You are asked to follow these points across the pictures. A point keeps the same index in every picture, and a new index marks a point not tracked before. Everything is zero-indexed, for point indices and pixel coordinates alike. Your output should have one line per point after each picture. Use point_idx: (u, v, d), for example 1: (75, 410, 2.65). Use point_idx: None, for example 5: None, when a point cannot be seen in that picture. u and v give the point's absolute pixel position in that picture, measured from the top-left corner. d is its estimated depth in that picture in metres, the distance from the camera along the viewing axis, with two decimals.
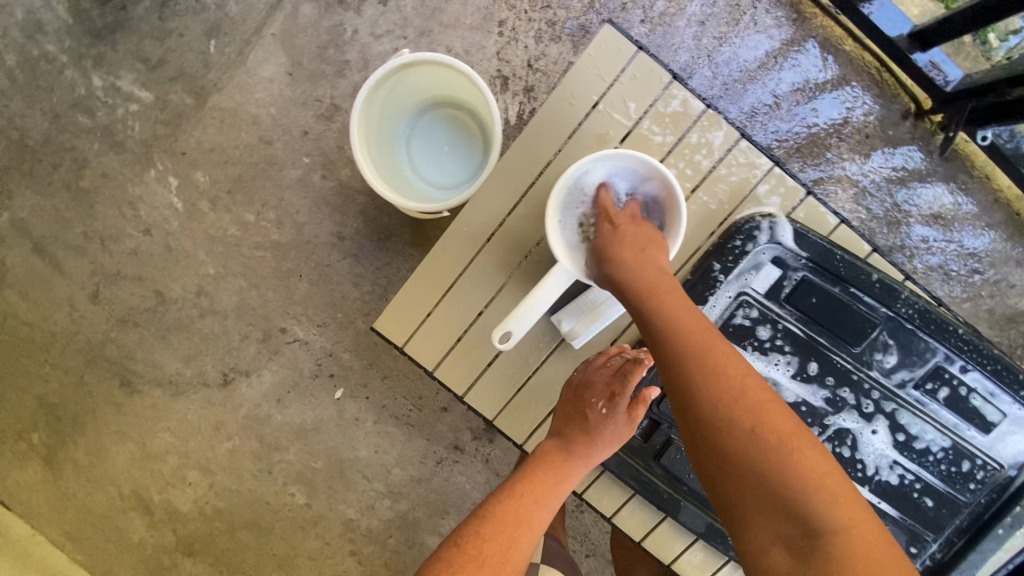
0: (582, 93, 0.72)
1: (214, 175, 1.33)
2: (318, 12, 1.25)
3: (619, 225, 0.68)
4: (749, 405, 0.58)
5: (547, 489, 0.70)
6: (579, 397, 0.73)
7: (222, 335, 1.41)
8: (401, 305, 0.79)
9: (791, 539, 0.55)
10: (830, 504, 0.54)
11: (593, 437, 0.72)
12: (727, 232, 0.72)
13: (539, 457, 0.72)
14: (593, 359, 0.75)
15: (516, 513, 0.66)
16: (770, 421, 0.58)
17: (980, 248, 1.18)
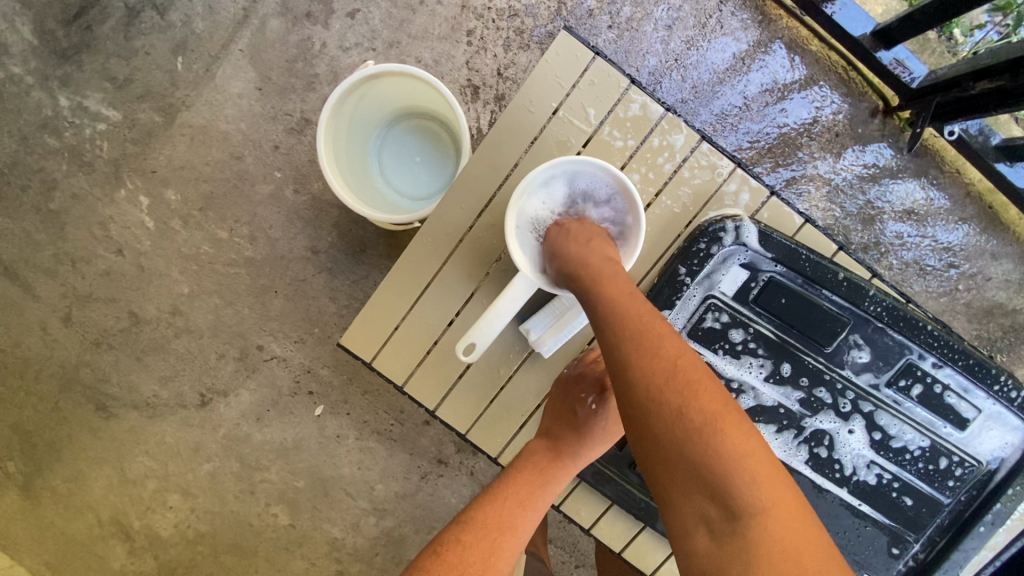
0: (541, 99, 0.72)
1: (185, 193, 1.32)
2: (285, 27, 1.24)
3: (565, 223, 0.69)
4: (680, 378, 0.53)
5: (534, 491, 0.67)
6: (569, 393, 0.72)
7: (198, 355, 1.39)
8: (367, 320, 0.77)
9: (712, 524, 0.48)
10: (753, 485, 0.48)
11: (582, 435, 0.70)
12: (691, 236, 0.71)
13: (527, 457, 0.70)
14: (583, 355, 0.75)
15: (500, 518, 0.63)
16: (702, 397, 0.52)
17: (954, 242, 1.18)
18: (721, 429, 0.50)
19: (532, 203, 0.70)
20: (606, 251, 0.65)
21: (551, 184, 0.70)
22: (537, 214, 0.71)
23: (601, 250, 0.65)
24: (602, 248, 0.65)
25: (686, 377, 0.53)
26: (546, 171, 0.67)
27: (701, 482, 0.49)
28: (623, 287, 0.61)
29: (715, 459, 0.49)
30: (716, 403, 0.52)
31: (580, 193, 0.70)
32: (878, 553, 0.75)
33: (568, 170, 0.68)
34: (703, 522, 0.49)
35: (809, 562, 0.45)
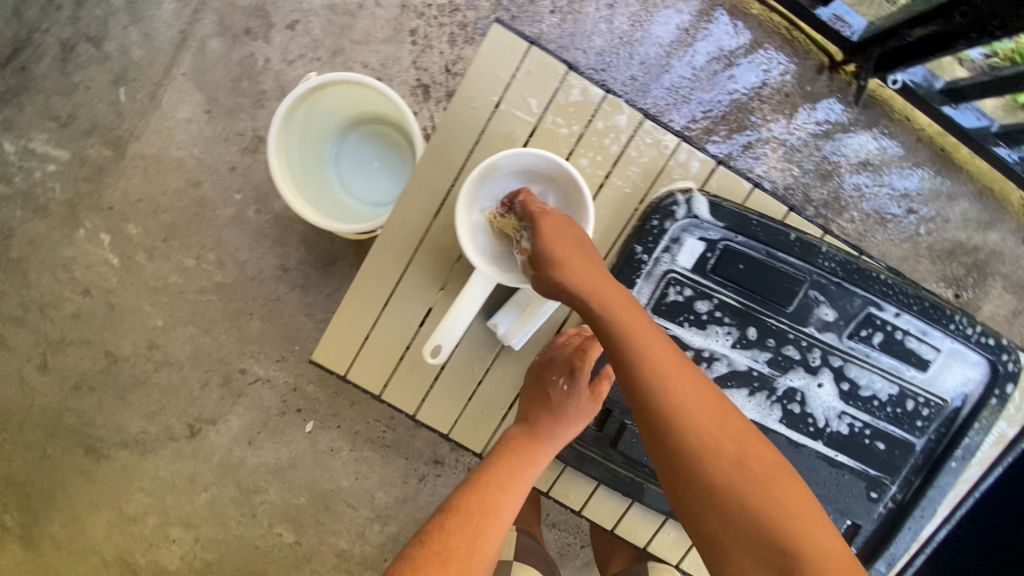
0: (481, 95, 0.71)
1: (146, 226, 1.30)
2: (225, 45, 1.22)
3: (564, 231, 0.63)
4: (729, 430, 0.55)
5: (514, 474, 0.69)
6: (541, 377, 0.73)
7: (182, 386, 1.38)
8: (336, 334, 0.77)
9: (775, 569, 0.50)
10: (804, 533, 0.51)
11: (557, 416, 0.72)
12: (641, 220, 0.72)
13: (506, 442, 0.72)
14: (554, 340, 0.76)
15: (482, 503, 0.65)
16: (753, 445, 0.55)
17: (911, 187, 1.20)
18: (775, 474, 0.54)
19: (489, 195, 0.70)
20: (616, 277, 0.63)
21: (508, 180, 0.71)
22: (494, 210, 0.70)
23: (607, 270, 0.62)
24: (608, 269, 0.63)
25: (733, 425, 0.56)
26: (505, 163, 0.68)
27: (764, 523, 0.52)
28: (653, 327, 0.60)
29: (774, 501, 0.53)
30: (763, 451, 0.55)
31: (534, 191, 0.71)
32: (858, 498, 0.77)
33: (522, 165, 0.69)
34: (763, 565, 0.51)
35: None
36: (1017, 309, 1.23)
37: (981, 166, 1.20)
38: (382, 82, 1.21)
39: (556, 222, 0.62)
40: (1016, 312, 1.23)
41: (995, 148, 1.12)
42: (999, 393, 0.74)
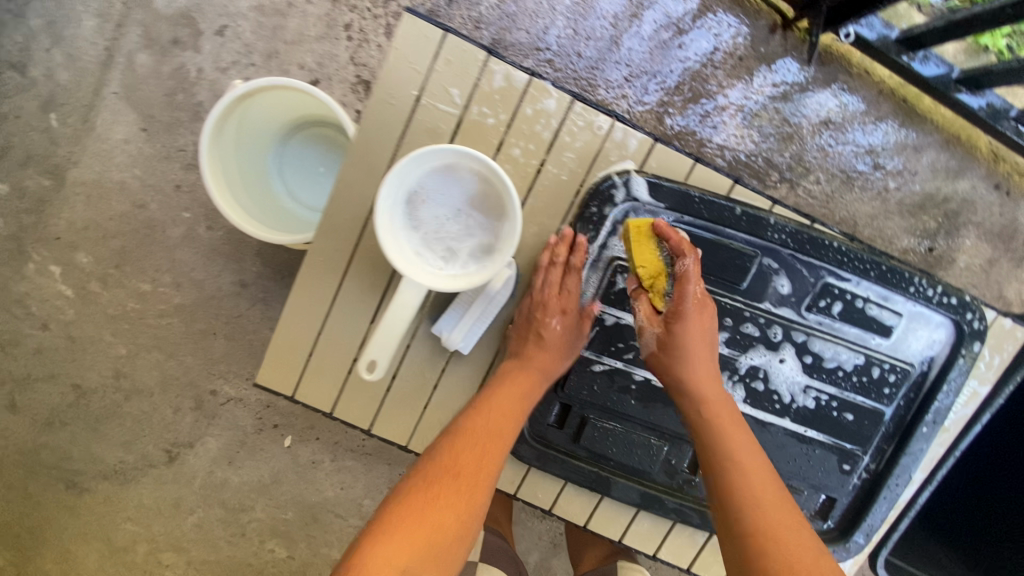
0: (399, 89, 0.67)
1: (96, 254, 1.25)
2: (155, 59, 1.17)
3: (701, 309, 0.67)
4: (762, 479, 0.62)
5: (515, 403, 0.69)
6: (532, 319, 0.71)
7: (154, 413, 1.35)
8: (279, 354, 0.74)
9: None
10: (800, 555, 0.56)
11: (552, 352, 0.71)
12: (578, 212, 0.71)
13: (504, 373, 0.71)
14: (535, 278, 0.72)
15: (488, 427, 0.67)
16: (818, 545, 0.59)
17: (877, 142, 1.17)
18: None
19: (426, 187, 0.62)
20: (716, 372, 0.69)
21: (438, 182, 0.63)
22: (430, 208, 0.63)
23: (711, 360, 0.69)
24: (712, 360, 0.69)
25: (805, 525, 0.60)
26: (447, 153, 0.60)
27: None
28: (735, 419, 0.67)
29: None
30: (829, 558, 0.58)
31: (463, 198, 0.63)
32: (831, 473, 0.76)
33: (457, 165, 0.62)
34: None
35: None
36: (992, 257, 1.21)
37: (946, 114, 1.16)
38: (321, 82, 1.16)
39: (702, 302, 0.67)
40: (991, 260, 1.21)
41: (958, 95, 1.08)
42: (966, 353, 0.74)
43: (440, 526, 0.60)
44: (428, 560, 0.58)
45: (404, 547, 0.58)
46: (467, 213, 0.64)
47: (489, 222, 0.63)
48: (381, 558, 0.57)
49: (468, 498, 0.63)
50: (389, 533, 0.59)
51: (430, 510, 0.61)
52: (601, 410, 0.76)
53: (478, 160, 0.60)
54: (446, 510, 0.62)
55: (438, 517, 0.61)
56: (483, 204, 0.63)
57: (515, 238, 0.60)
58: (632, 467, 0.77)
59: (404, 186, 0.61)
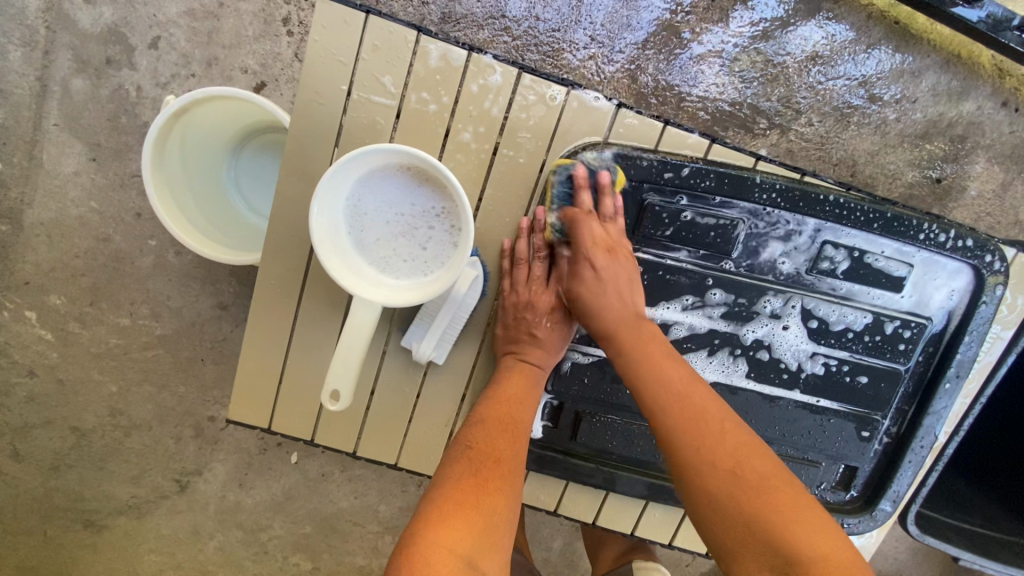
0: (328, 87, 0.61)
1: (69, 294, 1.21)
2: (91, 83, 1.10)
3: (597, 239, 0.64)
4: (676, 386, 0.60)
5: (528, 392, 0.64)
6: (520, 319, 0.66)
7: (156, 445, 1.31)
8: (247, 385, 0.70)
9: (770, 574, 0.50)
10: (726, 448, 0.57)
11: (546, 347, 0.66)
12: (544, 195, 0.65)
13: (511, 366, 0.65)
14: (513, 279, 0.67)
15: (510, 412, 0.62)
16: (748, 458, 0.56)
17: (870, 71, 1.08)
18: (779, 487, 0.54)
19: (372, 193, 0.57)
20: (634, 296, 0.65)
21: (384, 192, 0.57)
22: (378, 215, 0.57)
23: (628, 292, 0.64)
24: (632, 290, 0.65)
25: (732, 442, 0.57)
26: (389, 154, 0.54)
27: (753, 542, 0.52)
28: (655, 341, 0.63)
29: (764, 513, 0.53)
30: (765, 465, 0.56)
31: (414, 205, 0.57)
32: (850, 441, 0.73)
33: (404, 168, 0.56)
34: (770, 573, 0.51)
35: (772, 517, 0.52)
36: (1005, 180, 1.13)
37: (942, 32, 1.07)
38: (267, 85, 1.09)
39: (594, 233, 0.64)
40: (1005, 183, 1.14)
41: (954, 9, 0.98)
42: (988, 299, 0.68)
43: (495, 511, 0.53)
44: (490, 547, 0.51)
45: (464, 536, 0.50)
46: (421, 222, 0.57)
47: (444, 228, 0.58)
48: (443, 551, 0.48)
49: (511, 480, 0.57)
50: (444, 523, 0.50)
51: (480, 496, 0.54)
52: (596, 403, 0.71)
53: (426, 160, 0.53)
54: (494, 495, 0.55)
55: (488, 504, 0.54)
56: (436, 212, 0.57)
57: (467, 251, 0.54)
58: (634, 458, 0.72)
59: (342, 198, 0.56)
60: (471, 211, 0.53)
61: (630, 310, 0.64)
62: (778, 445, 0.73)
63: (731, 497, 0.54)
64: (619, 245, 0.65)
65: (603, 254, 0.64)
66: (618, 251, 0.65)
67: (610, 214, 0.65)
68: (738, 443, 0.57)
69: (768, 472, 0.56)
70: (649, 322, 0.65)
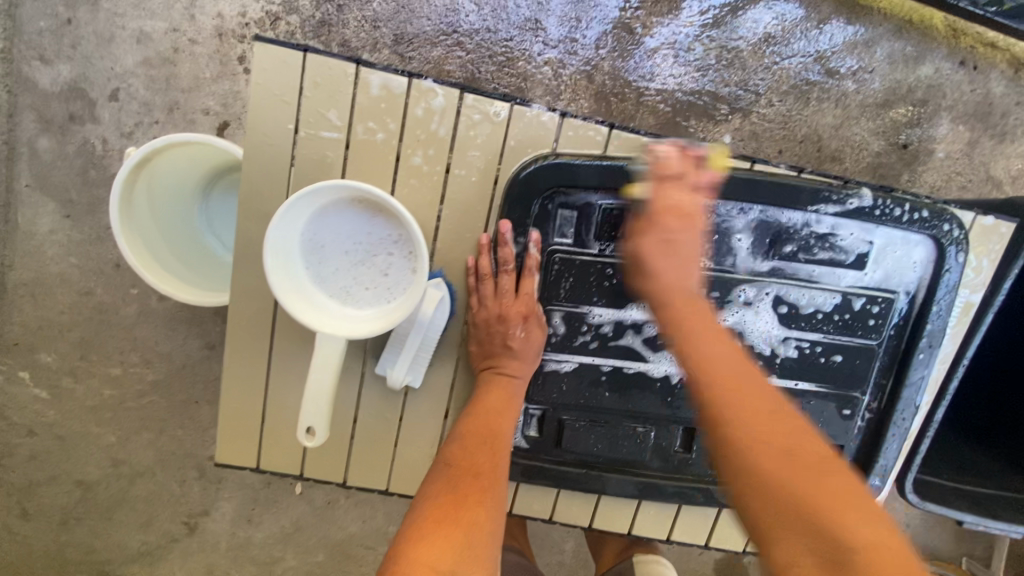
0: (275, 128, 0.62)
1: (58, 350, 1.22)
2: (56, 141, 1.11)
3: (674, 203, 0.61)
4: (729, 363, 0.56)
5: (505, 403, 0.64)
6: (492, 333, 0.65)
7: (161, 490, 1.31)
8: (232, 427, 0.70)
9: (818, 560, 0.45)
10: (775, 427, 0.52)
11: (520, 355, 0.66)
12: (501, 210, 0.65)
13: (487, 381, 0.65)
14: (482, 295, 0.66)
15: (488, 424, 0.62)
16: (798, 438, 0.52)
17: (824, 46, 1.09)
18: (835, 471, 0.50)
19: (329, 226, 0.57)
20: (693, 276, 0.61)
21: (340, 224, 0.58)
22: (337, 247, 0.58)
23: (690, 264, 0.61)
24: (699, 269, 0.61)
25: (782, 422, 0.53)
26: (339, 188, 0.54)
27: (793, 520, 0.47)
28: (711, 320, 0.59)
29: (819, 497, 0.47)
30: (814, 448, 0.51)
31: (371, 234, 0.58)
32: (832, 420, 0.74)
33: (357, 198, 0.56)
34: (810, 556, 0.45)
35: (824, 501, 0.47)
36: (972, 138, 1.14)
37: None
38: (230, 124, 1.10)
39: (675, 196, 0.61)
40: (972, 142, 1.14)
41: None
42: (951, 266, 0.68)
43: (477, 523, 0.53)
44: (473, 559, 0.50)
45: (446, 551, 0.50)
46: (376, 251, 0.58)
47: (403, 254, 0.58)
48: (424, 568, 0.48)
49: (493, 491, 0.57)
50: (424, 539, 0.51)
51: (461, 510, 0.54)
52: (577, 409, 0.71)
53: (376, 193, 0.53)
54: (476, 508, 0.55)
55: (470, 517, 0.53)
56: (392, 238, 0.58)
57: (424, 276, 0.55)
58: (622, 460, 0.73)
59: (298, 233, 0.56)
60: (423, 240, 0.54)
61: (689, 282, 0.60)
62: None
63: (781, 475, 0.49)
64: (699, 216, 0.61)
65: (679, 218, 0.60)
66: (696, 221, 0.61)
67: (699, 187, 0.62)
68: (790, 424, 0.53)
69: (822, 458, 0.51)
70: (703, 309, 0.60)
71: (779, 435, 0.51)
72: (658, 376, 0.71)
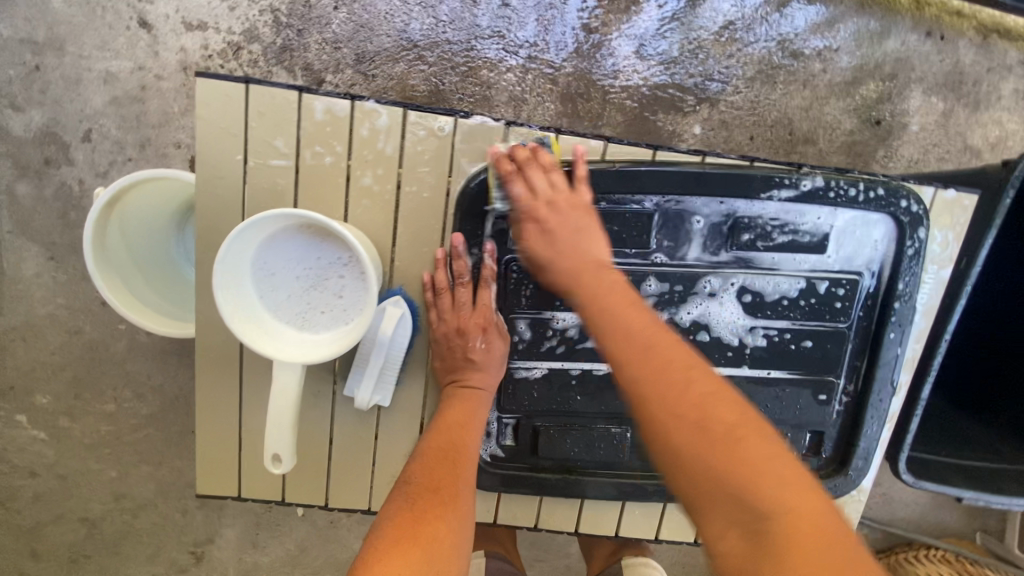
0: (225, 160, 0.63)
1: (53, 391, 1.23)
2: (34, 186, 1.13)
3: (533, 198, 0.61)
4: (638, 334, 0.54)
5: (468, 417, 0.64)
6: (453, 346, 0.65)
7: (166, 521, 1.32)
8: (210, 457, 0.71)
9: (738, 533, 0.46)
10: (686, 400, 0.50)
11: (482, 367, 0.65)
12: (454, 223, 0.65)
13: (450, 396, 0.65)
14: (440, 309, 0.66)
15: (450, 439, 0.61)
16: (712, 404, 0.50)
17: (786, 29, 1.08)
18: (746, 435, 0.48)
19: (279, 253, 0.58)
20: (593, 249, 0.60)
21: (290, 251, 0.58)
22: (289, 273, 0.59)
23: (579, 243, 0.60)
24: (589, 242, 0.60)
25: (695, 389, 0.51)
26: (284, 217, 0.55)
27: (715, 494, 0.47)
28: (614, 289, 0.57)
29: (730, 470, 0.47)
30: (729, 411, 0.50)
31: (322, 258, 0.59)
32: (809, 407, 0.73)
33: (304, 224, 0.57)
34: (734, 530, 0.46)
35: (734, 472, 0.47)
36: (946, 109, 1.13)
37: None
38: None
39: (531, 191, 0.62)
40: (946, 112, 1.13)
41: None
42: (912, 242, 0.68)
43: (437, 539, 0.52)
44: None
45: (403, 570, 0.48)
46: (329, 274, 0.59)
47: (355, 275, 0.59)
48: None
49: (454, 505, 0.55)
50: (381, 560, 0.49)
51: (421, 527, 0.52)
52: (549, 414, 0.71)
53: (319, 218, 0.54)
54: (436, 523, 0.53)
55: (429, 533, 0.52)
56: (342, 261, 0.59)
57: (377, 288, 0.56)
58: (600, 462, 0.72)
59: (249, 263, 0.57)
60: (370, 260, 0.54)
61: (584, 258, 0.59)
62: None
63: (695, 451, 0.48)
64: (565, 196, 0.62)
65: (543, 208, 0.61)
66: (564, 204, 0.61)
67: (551, 167, 0.63)
68: (706, 391, 0.51)
69: (742, 421, 0.49)
70: (608, 278, 0.58)
71: (691, 408, 0.50)
72: None
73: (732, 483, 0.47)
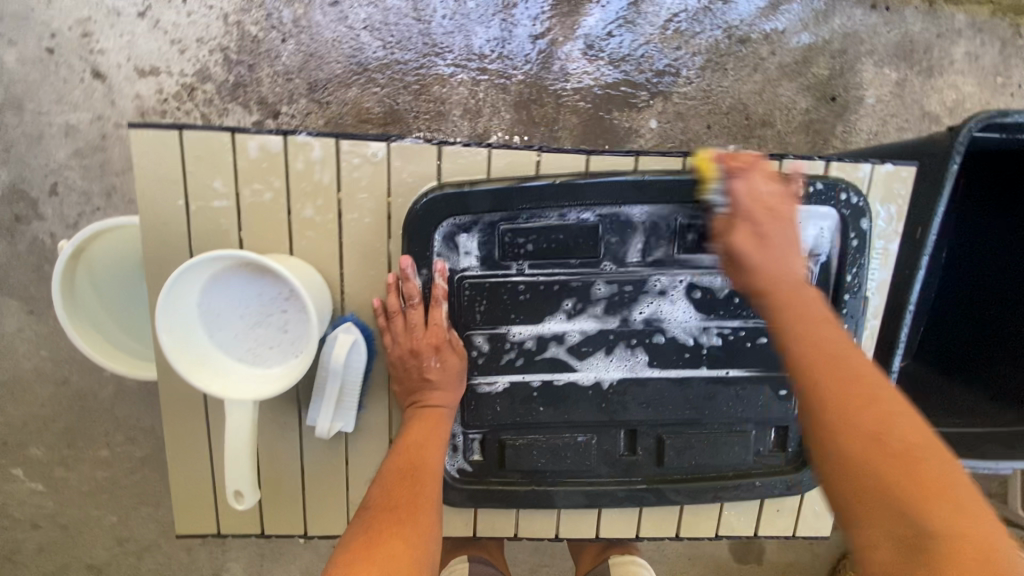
0: (168, 206, 0.64)
1: (47, 442, 1.25)
2: (7, 243, 1.14)
3: (751, 202, 0.62)
4: (834, 351, 0.55)
5: (429, 435, 0.64)
6: (410, 368, 0.66)
7: (170, 561, 1.33)
8: (185, 498, 0.71)
9: (896, 544, 0.44)
10: (870, 413, 0.50)
11: (439, 386, 0.66)
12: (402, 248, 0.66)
13: (410, 418, 0.66)
14: (393, 332, 0.67)
15: (409, 459, 0.62)
16: (895, 421, 0.49)
17: (730, 16, 1.09)
18: (929, 458, 0.47)
19: (222, 293, 0.59)
20: (792, 264, 0.61)
21: (232, 290, 0.59)
22: (233, 311, 0.60)
23: (784, 258, 0.61)
24: (790, 259, 0.61)
25: (881, 406, 0.50)
26: (219, 258, 0.56)
27: (882, 503, 0.46)
28: (813, 310, 0.58)
29: (904, 486, 0.46)
30: (915, 435, 0.48)
31: (263, 294, 0.60)
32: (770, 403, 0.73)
33: (242, 262, 0.58)
34: (888, 539, 0.45)
35: (906, 485, 0.45)
36: (899, 79, 1.13)
37: None
38: None
39: (758, 197, 0.62)
40: (900, 82, 1.13)
41: None
42: (857, 233, 0.71)
43: (393, 556, 0.52)
44: None
45: None
46: (273, 309, 0.60)
47: (298, 307, 0.60)
48: None
49: (413, 522, 0.56)
50: None
51: (377, 546, 0.53)
52: (514, 428, 0.71)
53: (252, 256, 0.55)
54: (394, 541, 0.54)
55: (385, 551, 0.53)
56: (283, 296, 0.60)
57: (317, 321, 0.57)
58: (568, 471, 0.73)
59: (192, 306, 0.58)
60: (306, 293, 0.55)
61: (785, 270, 0.61)
62: (703, 424, 0.73)
63: (865, 458, 0.48)
64: (783, 209, 0.62)
65: (764, 215, 0.61)
66: (783, 217, 0.62)
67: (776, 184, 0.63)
68: (894, 410, 0.50)
69: (924, 445, 0.48)
70: (807, 299, 0.59)
71: (876, 422, 0.49)
72: (588, 383, 0.71)
73: (899, 493, 0.45)
